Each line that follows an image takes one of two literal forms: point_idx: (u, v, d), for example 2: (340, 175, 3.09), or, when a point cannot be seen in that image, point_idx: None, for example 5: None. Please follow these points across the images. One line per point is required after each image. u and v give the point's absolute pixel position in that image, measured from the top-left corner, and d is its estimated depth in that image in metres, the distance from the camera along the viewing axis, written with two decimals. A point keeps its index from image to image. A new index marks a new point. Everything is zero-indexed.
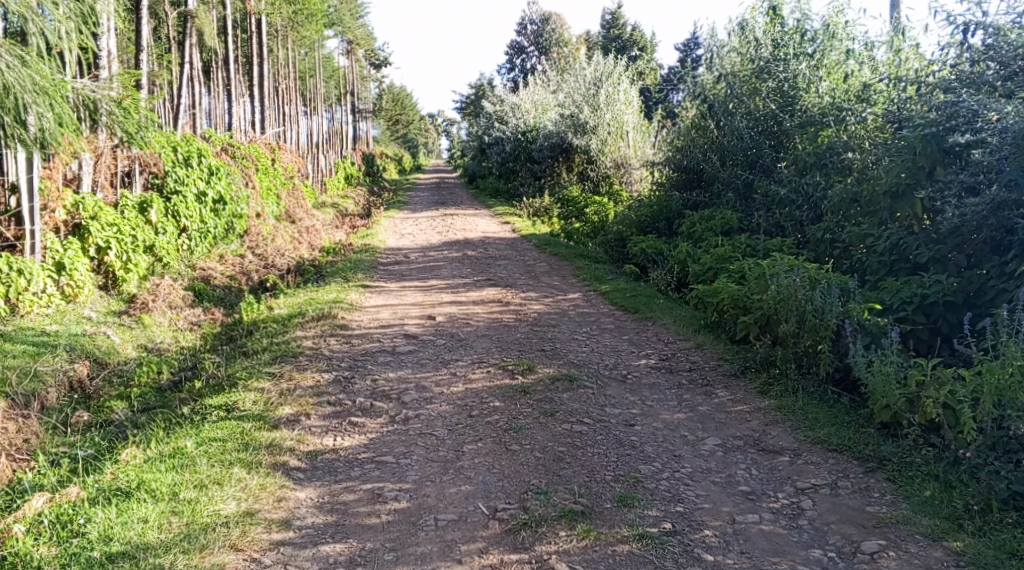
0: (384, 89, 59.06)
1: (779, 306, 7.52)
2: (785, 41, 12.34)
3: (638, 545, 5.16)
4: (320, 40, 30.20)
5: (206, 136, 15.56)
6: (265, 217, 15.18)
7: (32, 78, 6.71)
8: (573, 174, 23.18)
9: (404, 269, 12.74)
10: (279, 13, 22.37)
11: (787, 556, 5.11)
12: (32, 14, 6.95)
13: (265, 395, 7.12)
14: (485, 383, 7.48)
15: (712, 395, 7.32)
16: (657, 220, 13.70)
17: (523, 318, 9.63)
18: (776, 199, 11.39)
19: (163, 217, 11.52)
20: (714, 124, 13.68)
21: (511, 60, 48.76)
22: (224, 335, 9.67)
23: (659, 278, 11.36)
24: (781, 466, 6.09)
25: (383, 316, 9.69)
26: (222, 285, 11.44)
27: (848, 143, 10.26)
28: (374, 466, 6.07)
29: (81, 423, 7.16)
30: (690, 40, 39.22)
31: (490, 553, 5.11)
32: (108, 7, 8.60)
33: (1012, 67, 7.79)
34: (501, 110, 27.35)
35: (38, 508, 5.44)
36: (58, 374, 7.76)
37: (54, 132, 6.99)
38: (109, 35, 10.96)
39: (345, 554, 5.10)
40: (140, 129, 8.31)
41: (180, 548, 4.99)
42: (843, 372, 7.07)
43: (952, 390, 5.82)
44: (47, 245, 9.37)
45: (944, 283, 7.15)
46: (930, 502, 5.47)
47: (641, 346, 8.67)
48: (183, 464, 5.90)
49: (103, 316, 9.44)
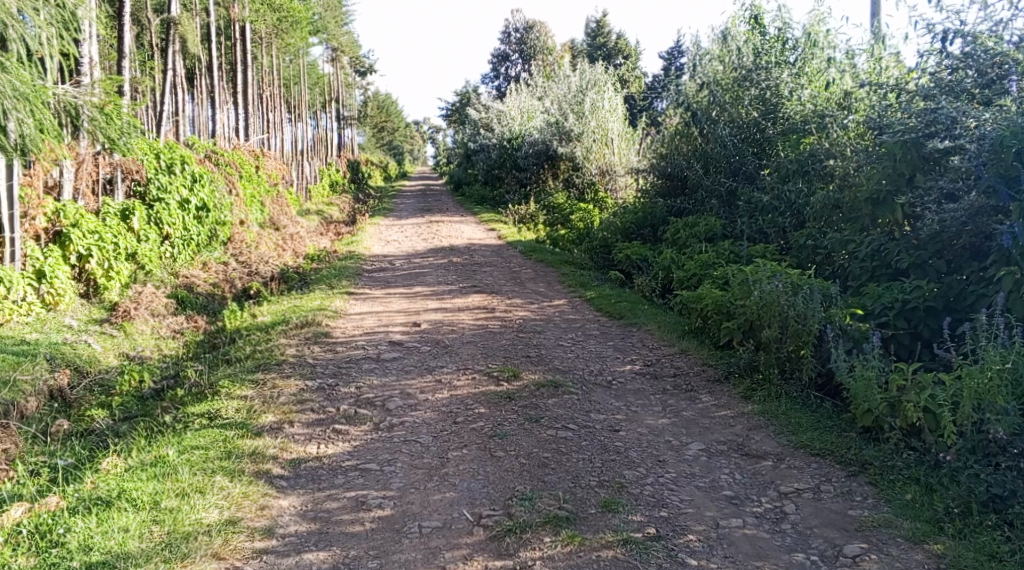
0: (369, 96, 59.06)
1: (761, 312, 7.55)
2: (766, 50, 12.51)
3: (622, 550, 5.16)
4: (305, 48, 30.11)
5: (189, 143, 15.53)
6: (249, 224, 15.04)
7: (13, 84, 6.69)
8: (558, 182, 23.21)
9: (389, 276, 12.68)
10: (263, 21, 22.30)
11: (771, 560, 5.12)
12: (13, 20, 6.96)
13: (248, 403, 7.10)
14: (470, 390, 7.47)
15: (696, 400, 7.35)
16: (642, 227, 13.79)
17: (508, 325, 9.63)
18: (760, 206, 11.49)
19: (145, 225, 11.47)
20: (697, 131, 13.72)
21: (495, 68, 48.79)
22: (207, 343, 9.63)
23: (644, 285, 11.45)
24: (765, 471, 6.11)
25: (368, 324, 9.67)
26: (205, 292, 11.35)
27: (830, 149, 10.32)
28: (357, 473, 6.05)
29: (61, 432, 7.07)
30: (675, 48, 39.39)
31: (474, 559, 5.09)
32: (92, 15, 8.59)
33: (989, 75, 7.87)
34: (486, 119, 27.62)
35: (17, 518, 5.36)
36: (38, 383, 7.68)
37: (34, 138, 6.97)
38: (91, 42, 11.00)
39: (328, 562, 5.07)
40: (122, 135, 8.31)
41: (161, 557, 4.96)
42: (825, 377, 7.12)
43: (933, 394, 5.87)
44: (27, 252, 9.33)
45: (925, 287, 7.23)
46: (911, 505, 5.52)
47: (626, 351, 8.69)
48: (165, 472, 5.86)
49: (85, 324, 9.36)
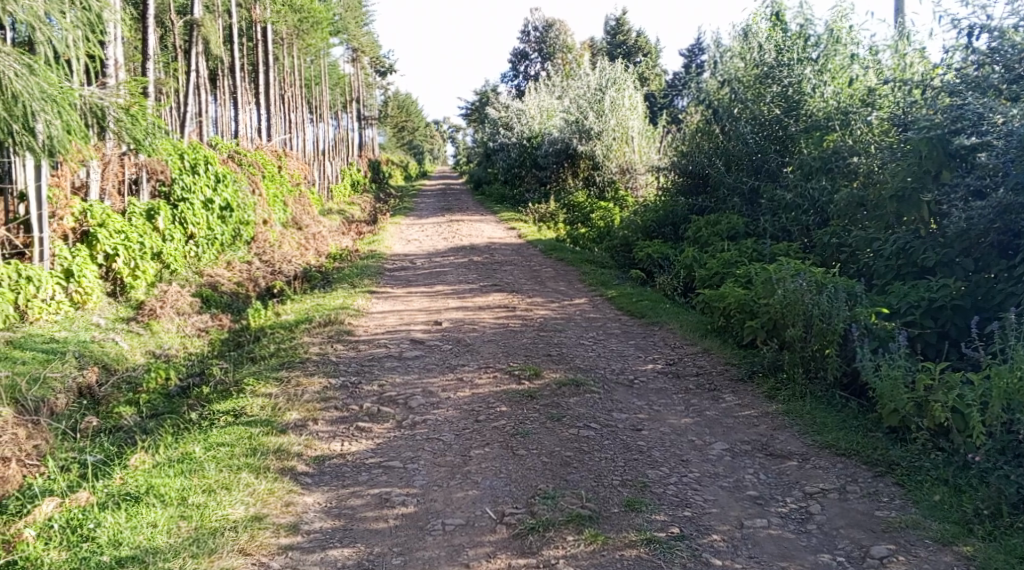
0: (389, 96, 59.21)
1: (785, 311, 7.51)
2: (788, 46, 12.36)
3: (646, 550, 5.16)
4: (325, 48, 30.25)
5: (212, 143, 15.66)
6: (272, 223, 15.12)
7: (40, 87, 6.78)
8: (578, 180, 23.11)
9: (410, 275, 12.73)
10: (285, 22, 22.42)
11: (796, 561, 5.10)
12: (40, 23, 7.05)
13: (273, 400, 7.15)
14: (491, 388, 7.49)
15: (719, 399, 7.33)
16: (662, 225, 13.75)
17: (529, 323, 9.65)
18: (782, 204, 11.40)
19: (170, 224, 11.58)
20: (719, 129, 13.69)
21: (514, 67, 48.77)
22: (232, 341, 9.73)
23: (666, 283, 11.41)
24: (790, 471, 6.09)
25: (390, 322, 9.71)
26: (230, 291, 11.46)
27: (854, 147, 10.24)
28: (381, 470, 6.09)
29: (90, 429, 7.16)
30: (696, 46, 39.25)
31: (497, 557, 5.11)
32: (117, 16, 8.67)
33: (1016, 71, 7.72)
34: (505, 118, 27.65)
35: (48, 512, 5.44)
36: (67, 381, 7.78)
37: (62, 139, 7.07)
38: (116, 44, 11.09)
39: (352, 559, 5.10)
40: (148, 136, 8.39)
41: (189, 552, 5.02)
42: (851, 376, 7.07)
43: (961, 394, 5.81)
44: (56, 252, 9.43)
45: (953, 285, 7.17)
46: (939, 507, 5.48)
47: (648, 350, 8.67)
48: (191, 469, 5.92)
49: (112, 322, 9.47)
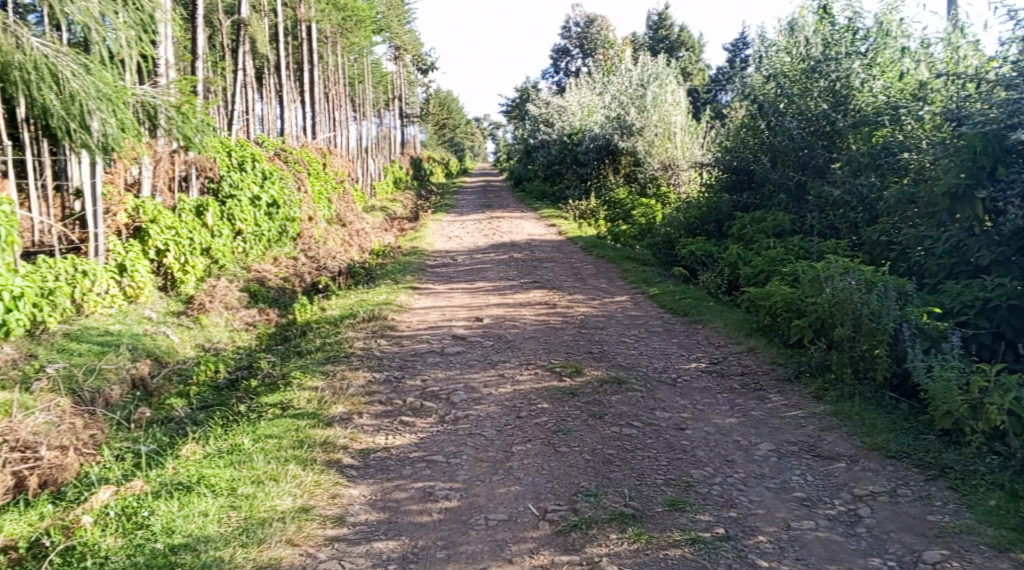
0: (430, 93, 59.44)
1: (833, 310, 7.42)
2: (836, 40, 12.18)
3: (690, 549, 5.13)
4: (368, 46, 30.49)
5: (258, 140, 15.89)
6: (317, 220, 15.25)
7: (96, 86, 7.47)
8: (619, 176, 22.96)
9: (452, 271, 12.80)
10: (328, 20, 22.65)
11: (845, 564, 5.04)
12: (94, 24, 7.63)
13: (318, 393, 7.25)
14: (534, 385, 7.51)
15: (765, 399, 7.26)
16: (705, 222, 13.64)
17: (571, 320, 9.65)
18: (829, 201, 11.21)
19: (218, 220, 11.78)
20: (764, 124, 13.54)
21: (555, 63, 48.66)
22: (279, 336, 9.90)
23: (709, 281, 11.32)
24: (838, 472, 6.01)
25: (432, 318, 9.77)
26: (276, 286, 11.63)
27: (904, 143, 10.07)
28: (425, 465, 6.14)
29: (143, 420, 7.34)
30: (739, 41, 38.81)
31: (541, 553, 5.13)
32: (169, 16, 8.99)
33: None
34: (545, 114, 27.63)
35: (104, 500, 5.59)
36: (121, 372, 7.96)
37: (115, 136, 7.74)
38: (168, 44, 11.29)
39: (397, 551, 5.15)
40: (197, 132, 8.79)
41: (239, 541, 5.11)
42: (901, 377, 6.96)
43: (1017, 397, 5.80)
44: (110, 248, 9.63)
45: (1008, 285, 7.01)
46: (995, 512, 5.37)
47: (691, 349, 8.62)
48: (240, 459, 6.03)
49: (163, 316, 9.67)
